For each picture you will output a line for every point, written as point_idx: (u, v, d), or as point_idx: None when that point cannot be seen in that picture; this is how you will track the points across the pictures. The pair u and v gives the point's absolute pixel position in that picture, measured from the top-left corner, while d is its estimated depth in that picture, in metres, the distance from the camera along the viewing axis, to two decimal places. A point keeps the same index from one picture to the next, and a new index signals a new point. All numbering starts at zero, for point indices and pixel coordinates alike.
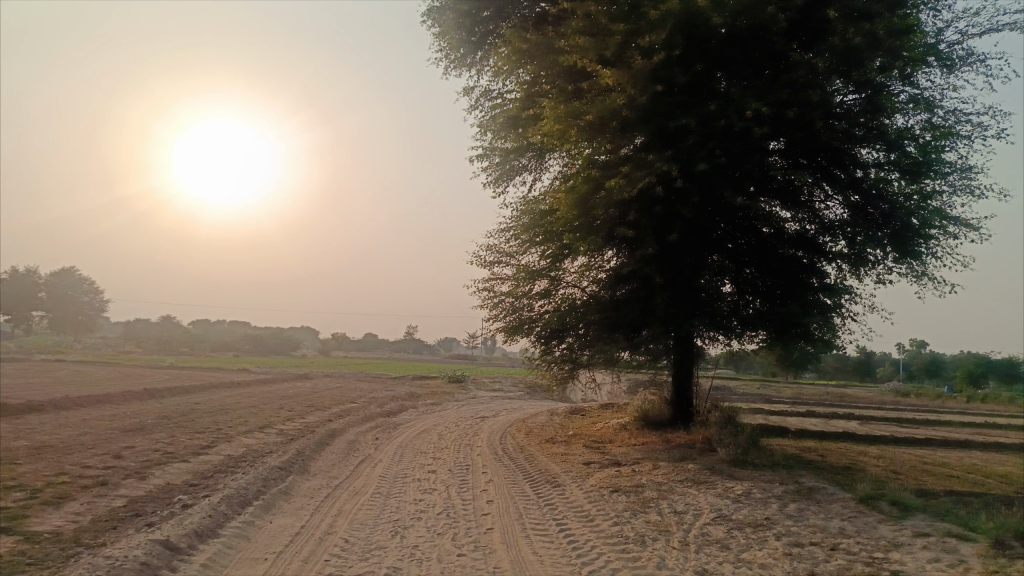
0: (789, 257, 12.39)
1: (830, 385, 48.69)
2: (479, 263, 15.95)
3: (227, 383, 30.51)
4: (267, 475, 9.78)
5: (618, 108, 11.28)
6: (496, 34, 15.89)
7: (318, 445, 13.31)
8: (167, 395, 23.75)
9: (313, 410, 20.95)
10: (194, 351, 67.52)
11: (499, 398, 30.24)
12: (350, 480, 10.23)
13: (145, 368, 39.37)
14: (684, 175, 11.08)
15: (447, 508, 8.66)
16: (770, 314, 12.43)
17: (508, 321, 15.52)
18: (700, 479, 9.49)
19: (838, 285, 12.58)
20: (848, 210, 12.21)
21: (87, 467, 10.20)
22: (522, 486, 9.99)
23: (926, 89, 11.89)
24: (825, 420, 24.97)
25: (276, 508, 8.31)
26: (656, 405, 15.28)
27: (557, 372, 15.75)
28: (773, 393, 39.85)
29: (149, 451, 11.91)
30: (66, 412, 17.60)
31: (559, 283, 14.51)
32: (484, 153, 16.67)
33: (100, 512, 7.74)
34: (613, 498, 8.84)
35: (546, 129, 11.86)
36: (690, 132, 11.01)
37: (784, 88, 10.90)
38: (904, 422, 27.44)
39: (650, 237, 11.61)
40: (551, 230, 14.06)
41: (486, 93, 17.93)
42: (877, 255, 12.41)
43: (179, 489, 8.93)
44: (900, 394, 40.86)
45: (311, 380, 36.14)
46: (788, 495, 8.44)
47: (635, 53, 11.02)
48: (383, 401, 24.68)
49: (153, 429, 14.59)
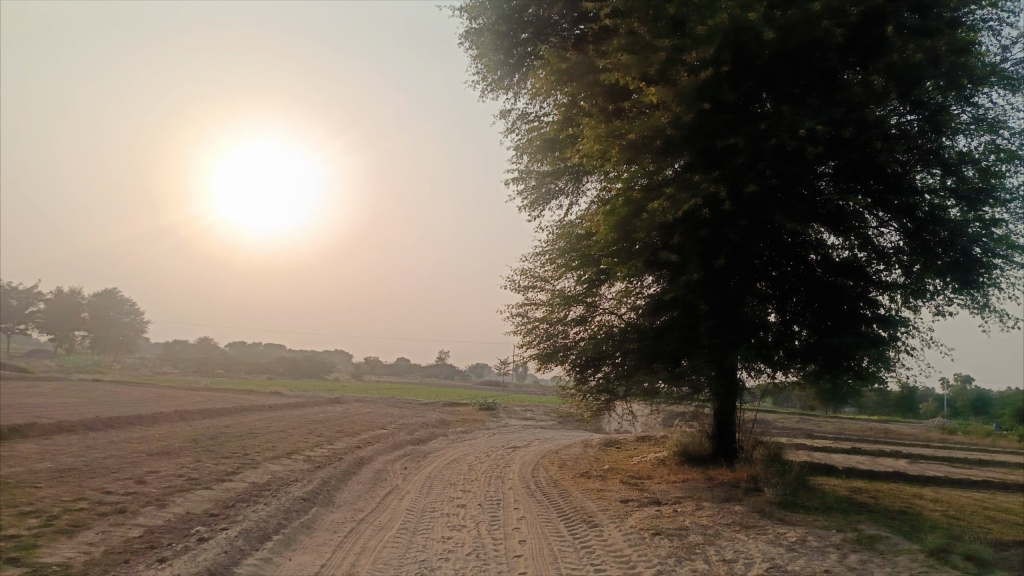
0: (839, 286, 11.76)
1: (873, 420, 47.00)
2: (514, 288, 15.52)
3: (258, 406, 30.46)
4: (289, 506, 9.36)
5: (662, 127, 10.82)
6: (534, 57, 15.64)
7: (344, 473, 12.90)
8: (197, 418, 23.63)
9: (342, 435, 20.62)
10: (228, 372, 68.15)
11: (530, 427, 29.59)
12: (376, 513, 9.77)
13: (178, 388, 39.69)
14: (733, 197, 10.57)
15: (476, 547, 8.14)
16: (820, 346, 11.73)
17: (542, 348, 15.02)
18: (749, 523, 8.83)
19: (893, 316, 11.87)
20: (905, 238, 11.54)
21: (108, 493, 9.91)
22: (557, 525, 9.42)
23: (989, 110, 11.23)
24: (872, 458, 23.79)
25: (297, 544, 7.87)
26: (696, 438, 14.66)
27: (592, 402, 15.17)
28: (814, 428, 38.54)
29: (172, 476, 11.60)
30: (96, 433, 17.50)
31: (595, 309, 14.07)
32: (520, 176, 16.36)
33: (114, 543, 7.39)
34: (654, 542, 8.23)
35: (586, 149, 11.47)
36: (738, 151, 10.50)
37: (839, 107, 10.37)
38: (956, 462, 26.04)
39: (696, 262, 11.04)
40: (588, 255, 13.59)
41: (523, 116, 17.66)
42: (937, 285, 11.69)
43: (198, 519, 8.55)
44: (947, 431, 39.19)
45: (342, 403, 35.98)
46: (848, 544, 7.76)
47: (680, 70, 10.57)
48: (412, 429, 24.21)
49: (180, 453, 14.34)
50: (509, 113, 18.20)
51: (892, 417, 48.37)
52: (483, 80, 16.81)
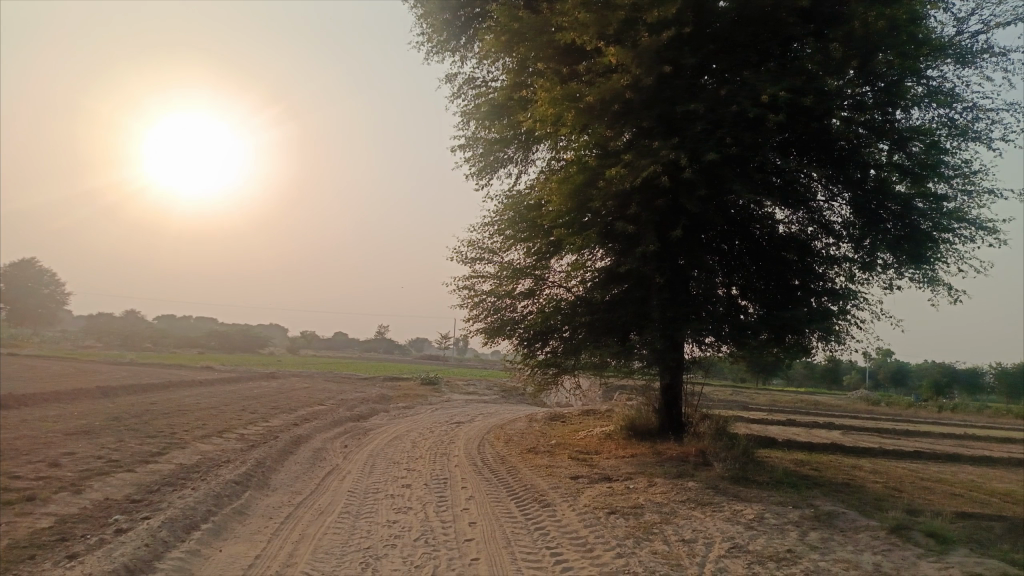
0: (790, 260, 11.58)
1: (803, 393, 48.40)
2: (460, 260, 14.98)
3: (189, 381, 29.17)
4: (219, 490, 8.66)
5: (621, 90, 10.39)
6: (483, 18, 15.03)
7: (281, 454, 12.20)
8: (122, 394, 22.36)
9: (279, 412, 19.77)
10: (156, 346, 65.58)
11: (472, 402, 29.21)
12: (315, 496, 9.16)
13: (102, 362, 37.84)
14: (693, 165, 10.26)
15: (425, 532, 7.65)
16: (771, 320, 11.51)
17: (488, 323, 14.54)
18: (705, 500, 8.60)
19: (844, 291, 11.76)
20: (854, 211, 11.41)
21: (16, 478, 9.01)
22: (508, 505, 9.02)
23: (943, 83, 11.11)
24: (807, 430, 24.27)
25: (227, 533, 7.22)
26: (643, 413, 14.46)
27: (539, 377, 14.78)
28: (749, 400, 39.48)
29: (91, 459, 10.72)
30: (8, 412, 16.26)
31: (544, 282, 13.65)
32: (467, 143, 15.73)
33: (19, 536, 6.62)
34: (611, 522, 7.90)
35: (539, 112, 10.95)
36: (699, 117, 10.17)
37: (799, 75, 10.17)
38: (885, 433, 26.84)
39: (652, 233, 10.76)
40: (538, 225, 13.11)
41: (470, 81, 17.00)
42: (887, 259, 11.60)
43: (117, 507, 7.80)
44: (872, 402, 40.61)
45: (279, 379, 34.83)
46: (807, 522, 7.61)
47: (641, 31, 10.12)
48: (353, 405, 23.51)
49: (101, 432, 13.36)
50: (455, 77, 17.54)
51: (821, 388, 49.95)
52: (429, 42, 16.08)
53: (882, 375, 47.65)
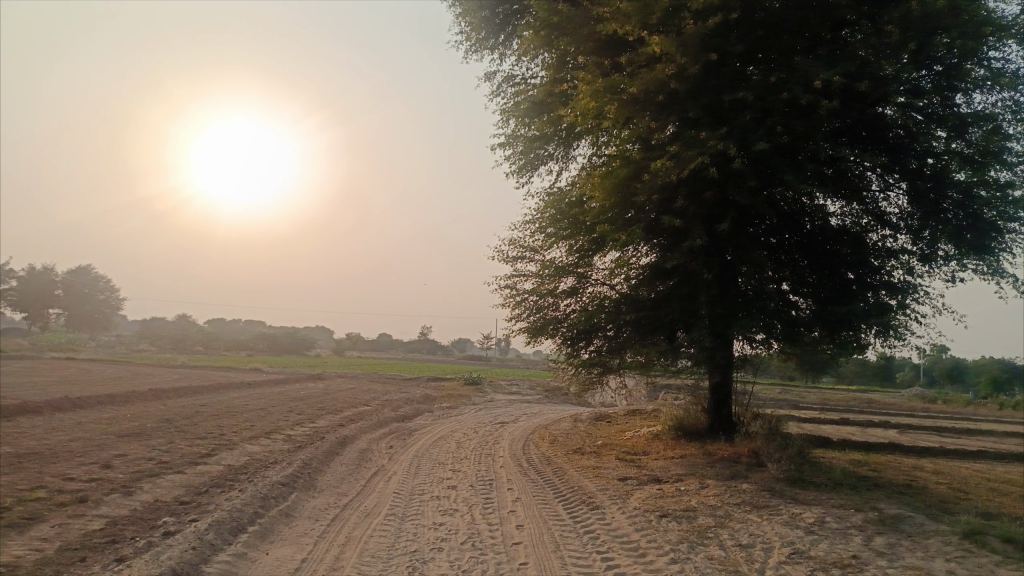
0: (843, 253, 11.12)
1: (853, 391, 47.11)
2: (501, 259, 14.83)
3: (237, 383, 29.61)
4: (266, 492, 8.65)
5: (666, 80, 10.12)
6: (521, 14, 14.87)
7: (327, 455, 12.21)
8: (172, 397, 22.76)
9: (324, 413, 19.88)
10: (206, 349, 67.00)
11: (515, 402, 29.07)
12: (361, 498, 9.10)
13: (153, 365, 38.71)
14: (742, 155, 9.92)
15: (471, 535, 7.50)
16: (826, 315, 11.03)
17: (531, 322, 14.35)
18: (761, 503, 8.29)
19: (902, 284, 11.23)
20: (911, 201, 10.89)
21: (69, 480, 9.15)
22: (555, 507, 8.83)
23: (1008, 65, 10.54)
24: (861, 429, 23.52)
25: (274, 535, 7.18)
26: (691, 413, 14.11)
27: (583, 377, 14.54)
28: (798, 399, 38.52)
29: (142, 460, 10.85)
30: (63, 415, 16.63)
31: (587, 280, 13.42)
32: (507, 141, 15.58)
33: (70, 538, 6.66)
34: (662, 526, 7.64)
35: (581, 106, 10.73)
36: (748, 106, 9.84)
37: (853, 59, 9.77)
38: (943, 432, 25.86)
39: (700, 227, 10.45)
40: (580, 222, 12.90)
41: (509, 79, 16.85)
42: (948, 250, 11.04)
43: (166, 509, 7.83)
44: (928, 400, 39.28)
45: (324, 381, 35.16)
46: (870, 526, 7.25)
47: (685, 18, 9.84)
48: (397, 406, 23.55)
49: (151, 434, 13.56)
50: (494, 76, 17.41)
51: (873, 385, 48.58)
52: (468, 40, 15.97)
53: (937, 372, 46.16)
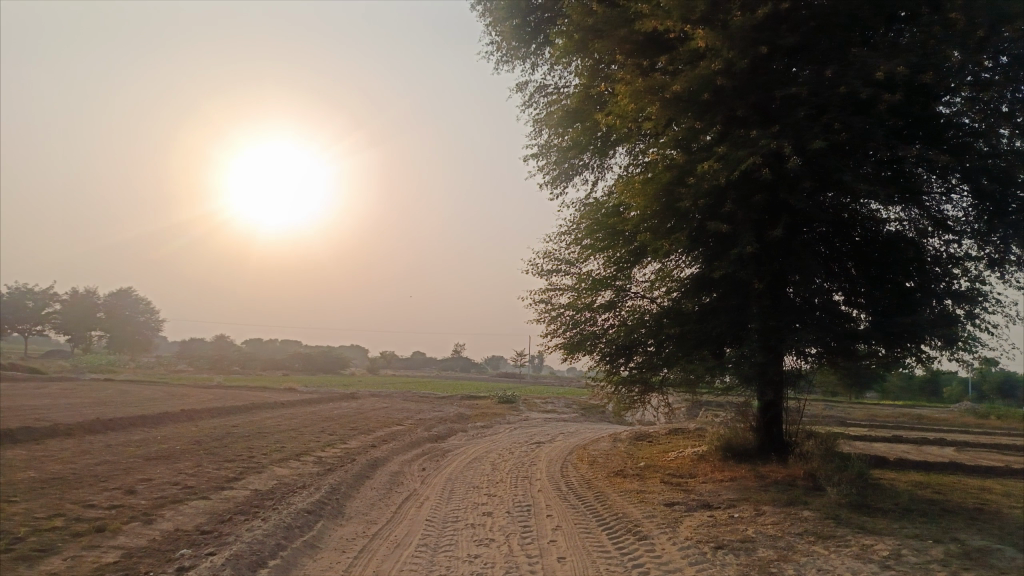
0: (901, 261, 10.35)
1: (901, 407, 45.41)
2: (536, 273, 14.32)
3: (271, 403, 29.41)
4: (290, 521, 8.15)
5: (711, 77, 9.59)
6: (553, 22, 14.48)
7: (357, 478, 11.71)
8: (206, 417, 22.55)
9: (357, 433, 19.45)
10: (242, 368, 67.61)
11: (551, 420, 28.38)
12: (391, 526, 8.58)
13: (188, 385, 38.80)
14: (796, 155, 9.30)
15: (511, 568, 6.91)
16: (885, 327, 10.26)
17: (567, 337, 13.75)
18: (827, 533, 7.56)
19: (970, 292, 10.35)
20: (975, 203, 10.06)
21: (90, 507, 8.78)
22: (598, 537, 8.18)
23: None
24: (917, 447, 22.31)
25: (296, 570, 6.68)
26: (739, 431, 13.36)
27: (624, 395, 13.87)
28: (843, 415, 37.14)
29: (167, 485, 10.48)
30: (94, 437, 16.43)
31: (625, 293, 12.81)
32: (540, 151, 15.13)
33: (81, 573, 6.23)
34: (718, 560, 6.95)
35: (620, 108, 10.23)
36: (801, 102, 9.32)
37: (913, 50, 9.16)
38: (1004, 450, 24.47)
39: (750, 233, 9.79)
40: (617, 232, 12.31)
41: (541, 89, 16.43)
42: (1021, 255, 10.10)
43: (185, 539, 7.40)
44: (981, 414, 37.54)
45: (358, 400, 34.85)
46: (956, 560, 6.48)
47: (730, 11, 9.35)
48: (431, 425, 23.04)
49: (180, 457, 13.22)
50: (526, 86, 17.03)
51: (922, 401, 46.75)
52: (499, 50, 15.62)
53: (988, 386, 44.44)
